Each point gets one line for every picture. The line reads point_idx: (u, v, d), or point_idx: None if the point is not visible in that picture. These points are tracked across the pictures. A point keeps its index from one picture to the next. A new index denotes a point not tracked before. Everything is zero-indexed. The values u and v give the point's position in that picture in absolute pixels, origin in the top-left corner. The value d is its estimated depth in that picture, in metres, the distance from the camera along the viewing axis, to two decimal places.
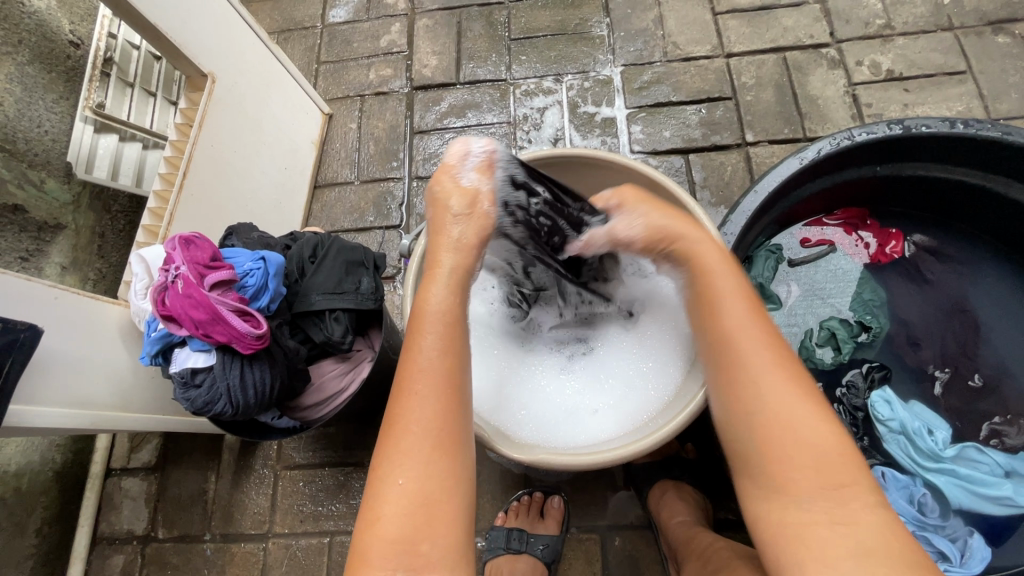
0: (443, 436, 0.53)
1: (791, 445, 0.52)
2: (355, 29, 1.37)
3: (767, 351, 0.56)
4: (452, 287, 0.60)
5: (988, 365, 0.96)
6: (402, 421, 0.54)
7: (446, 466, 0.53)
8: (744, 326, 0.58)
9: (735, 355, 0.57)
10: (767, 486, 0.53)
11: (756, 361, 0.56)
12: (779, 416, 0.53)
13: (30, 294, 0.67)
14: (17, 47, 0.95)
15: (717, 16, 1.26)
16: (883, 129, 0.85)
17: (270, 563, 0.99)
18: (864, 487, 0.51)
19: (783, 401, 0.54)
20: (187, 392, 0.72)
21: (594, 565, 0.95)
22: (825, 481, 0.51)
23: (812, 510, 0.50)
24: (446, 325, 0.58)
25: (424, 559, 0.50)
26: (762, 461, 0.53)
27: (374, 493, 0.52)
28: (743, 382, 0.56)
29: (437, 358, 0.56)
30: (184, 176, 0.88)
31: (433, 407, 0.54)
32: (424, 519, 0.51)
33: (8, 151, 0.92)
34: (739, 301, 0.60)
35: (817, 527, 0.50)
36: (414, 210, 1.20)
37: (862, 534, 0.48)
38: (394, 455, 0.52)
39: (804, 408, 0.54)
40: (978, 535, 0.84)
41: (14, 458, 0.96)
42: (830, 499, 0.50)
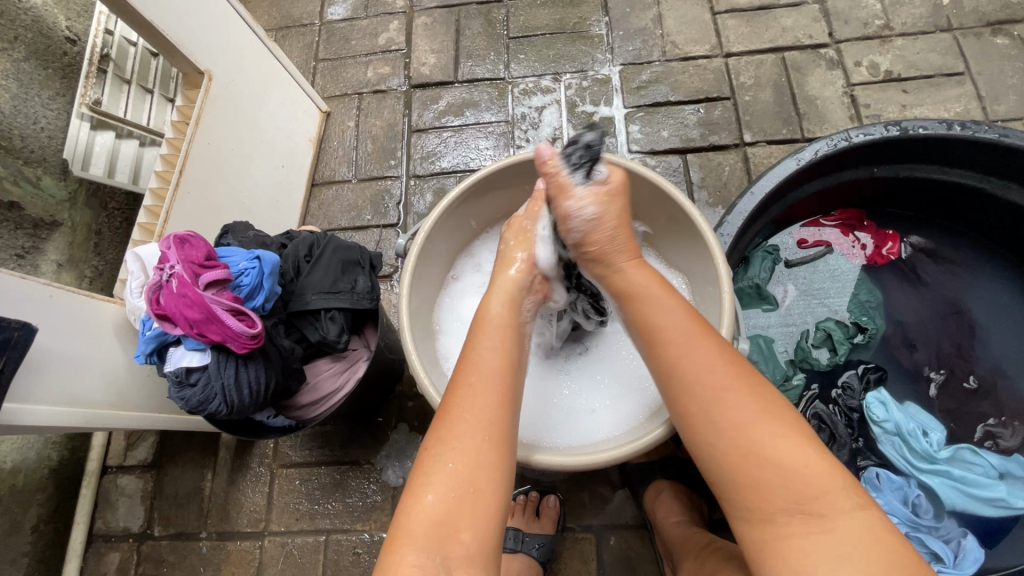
0: (495, 427, 0.55)
1: (757, 463, 0.53)
2: (354, 26, 1.36)
3: (722, 373, 0.56)
4: (510, 303, 0.65)
5: (983, 366, 0.97)
6: (458, 407, 0.55)
7: (495, 459, 0.53)
8: (691, 347, 0.58)
9: (683, 382, 0.58)
10: (742, 500, 0.53)
11: (710, 385, 0.56)
12: (735, 436, 0.54)
13: (25, 292, 0.67)
14: (14, 43, 0.94)
15: (716, 15, 1.26)
16: (880, 130, 0.86)
17: (266, 561, 1.00)
18: (838, 494, 0.51)
19: (740, 420, 0.54)
20: (182, 390, 0.72)
21: (589, 564, 0.95)
22: (798, 493, 0.51)
23: (787, 525, 0.51)
24: (500, 331, 0.62)
25: (462, 547, 0.49)
26: (732, 479, 0.54)
27: (419, 476, 0.52)
28: (702, 409, 0.56)
29: (496, 357, 0.59)
30: (181, 173, 0.88)
31: (489, 399, 0.56)
32: (468, 505, 0.51)
33: (4, 148, 0.92)
34: (678, 325, 0.60)
35: (794, 538, 0.50)
36: (411, 209, 1.20)
37: (839, 540, 0.49)
38: (446, 440, 0.53)
39: (763, 423, 0.54)
40: (972, 537, 0.83)
41: (10, 455, 0.96)
42: (805, 510, 0.51)
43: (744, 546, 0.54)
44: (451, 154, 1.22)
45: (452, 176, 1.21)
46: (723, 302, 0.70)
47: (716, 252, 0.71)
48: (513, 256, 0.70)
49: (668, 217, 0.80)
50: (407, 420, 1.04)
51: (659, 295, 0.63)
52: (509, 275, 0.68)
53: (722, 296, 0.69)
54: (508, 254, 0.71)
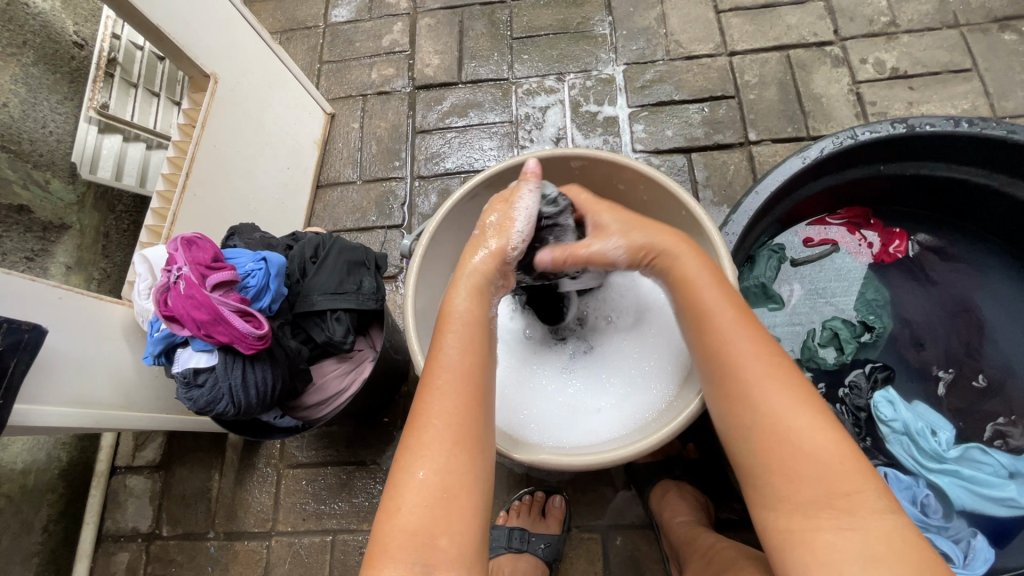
0: (464, 430, 0.54)
1: (791, 454, 0.52)
2: (358, 28, 1.37)
3: (768, 365, 0.56)
4: (473, 294, 0.63)
5: (992, 365, 0.96)
6: (425, 415, 0.55)
7: (467, 463, 0.53)
8: (739, 337, 0.58)
9: (728, 368, 0.57)
10: (772, 492, 0.53)
11: (754, 375, 0.56)
12: (775, 427, 0.53)
13: (35, 294, 0.68)
14: (22, 48, 0.95)
15: (720, 14, 1.26)
16: (886, 127, 0.85)
17: (273, 561, 1.00)
18: (872, 494, 0.50)
19: (784, 411, 0.54)
20: (189, 391, 0.73)
21: (595, 565, 0.95)
22: (830, 488, 0.51)
23: (815, 517, 0.50)
24: (469, 325, 0.61)
25: (441, 554, 0.49)
26: (766, 470, 0.53)
27: (392, 487, 0.52)
28: (742, 396, 0.56)
29: (463, 358, 0.58)
30: (188, 176, 0.88)
31: (454, 401, 0.55)
32: (443, 511, 0.51)
33: (13, 152, 0.93)
34: (728, 314, 0.59)
35: (822, 531, 0.50)
36: (416, 210, 1.20)
37: (870, 539, 0.48)
38: (416, 449, 0.53)
39: (803, 415, 0.53)
40: (981, 537, 0.83)
41: (21, 456, 0.96)
42: (835, 505, 0.50)
43: (765, 544, 0.54)
44: (456, 155, 1.23)
45: (456, 177, 1.21)
46: None
47: (721, 251, 0.71)
48: (482, 241, 0.66)
49: (674, 212, 0.79)
50: None
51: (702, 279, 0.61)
52: (475, 262, 0.65)
53: None
54: (478, 239, 0.67)
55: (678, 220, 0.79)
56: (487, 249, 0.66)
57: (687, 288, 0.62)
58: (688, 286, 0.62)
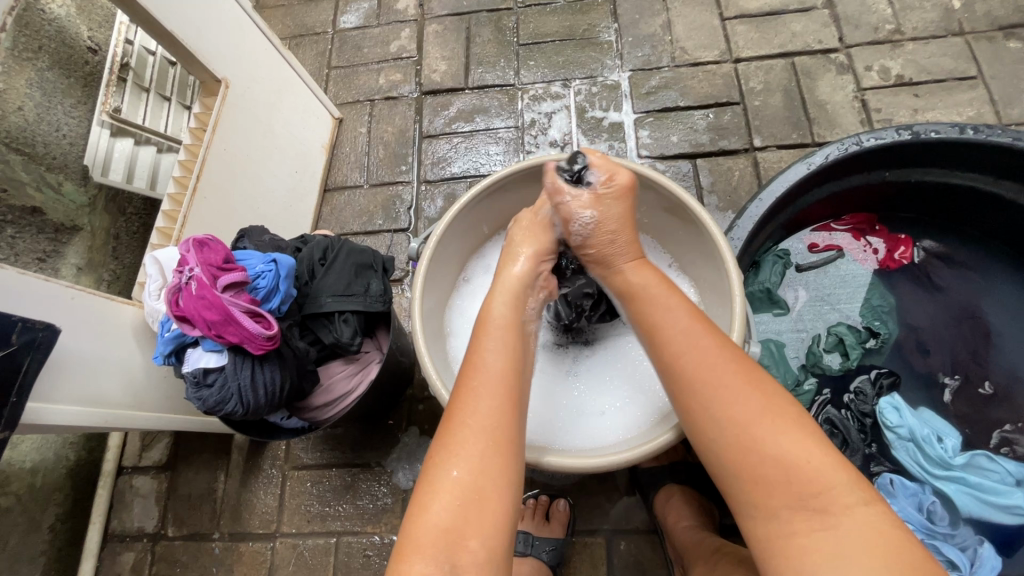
0: (500, 433, 0.55)
1: (761, 461, 0.53)
2: (366, 34, 1.38)
3: (727, 367, 0.57)
4: (512, 300, 0.65)
5: (998, 373, 0.96)
6: (461, 416, 0.55)
7: (501, 465, 0.54)
8: (694, 348, 0.59)
9: (692, 379, 0.58)
10: (746, 498, 0.54)
11: (715, 380, 0.57)
12: (737, 438, 0.54)
13: (48, 294, 0.69)
14: (38, 53, 0.96)
15: (726, 21, 1.26)
16: (891, 134, 0.86)
17: (278, 562, 1.00)
18: (842, 490, 0.51)
19: (745, 415, 0.54)
20: (199, 391, 0.74)
21: (599, 569, 0.95)
22: (801, 491, 0.51)
23: (792, 521, 0.51)
24: (505, 332, 0.62)
25: (471, 556, 0.50)
26: (739, 479, 0.54)
27: (425, 485, 0.53)
28: (706, 405, 0.56)
29: (500, 360, 0.60)
30: (198, 180, 0.90)
31: (492, 402, 0.56)
32: (475, 511, 0.51)
33: (27, 155, 0.94)
34: (687, 324, 0.60)
35: (799, 535, 0.51)
36: (422, 214, 1.21)
37: (845, 537, 0.49)
38: (449, 448, 0.54)
39: (764, 414, 0.54)
40: (988, 545, 0.82)
41: (29, 455, 0.97)
42: (807, 507, 0.51)
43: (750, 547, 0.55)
44: (462, 160, 1.24)
45: (463, 181, 1.22)
46: (734, 305, 0.69)
47: (726, 253, 0.71)
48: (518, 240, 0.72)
49: (679, 220, 0.80)
50: (418, 423, 1.05)
51: (655, 293, 0.64)
52: (512, 270, 0.68)
53: (734, 300, 0.69)
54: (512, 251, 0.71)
55: (684, 224, 0.79)
56: (524, 257, 0.69)
57: (644, 304, 0.64)
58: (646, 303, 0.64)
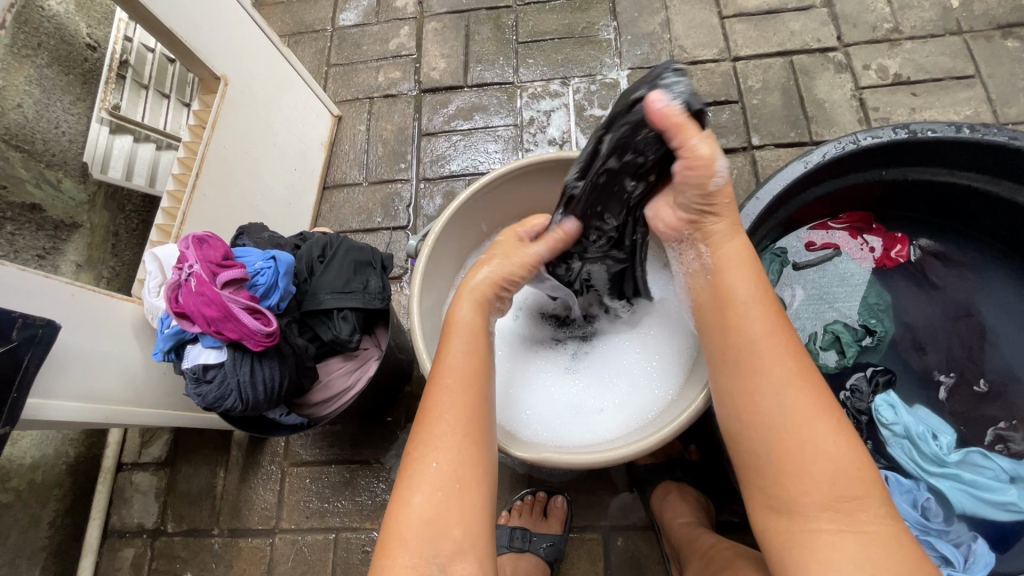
0: (473, 425, 0.55)
1: (806, 460, 0.53)
2: (365, 32, 1.39)
3: (790, 362, 0.57)
4: (477, 306, 0.65)
5: (993, 370, 0.96)
6: (434, 412, 0.56)
7: (477, 455, 0.54)
8: (765, 336, 0.58)
9: (757, 364, 0.57)
10: (778, 491, 0.54)
11: (777, 373, 0.56)
12: (792, 430, 0.54)
13: (48, 290, 0.69)
14: (37, 49, 0.96)
15: (724, 19, 1.27)
16: (888, 133, 0.86)
17: (277, 558, 1.01)
18: (877, 501, 0.52)
19: (800, 410, 0.54)
20: (198, 387, 0.74)
21: (596, 565, 0.96)
22: (838, 492, 0.52)
23: (819, 518, 0.52)
24: (473, 334, 0.62)
25: (454, 544, 0.50)
26: (777, 473, 0.54)
27: (405, 479, 0.53)
28: (765, 395, 0.56)
29: (468, 358, 0.60)
30: (197, 176, 0.90)
31: (463, 396, 0.57)
32: (456, 503, 0.52)
33: (26, 152, 0.94)
34: (764, 307, 0.59)
35: (824, 532, 0.51)
36: (421, 211, 1.21)
37: (870, 542, 0.50)
38: (428, 443, 0.54)
39: (818, 416, 0.54)
40: (982, 541, 0.83)
41: (29, 451, 0.97)
42: (839, 509, 0.51)
43: (763, 541, 0.56)
44: (461, 158, 1.24)
45: (461, 179, 1.22)
46: None
47: None
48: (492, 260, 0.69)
49: None
50: None
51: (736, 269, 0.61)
52: (476, 279, 0.67)
53: None
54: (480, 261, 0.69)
55: None
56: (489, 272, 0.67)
57: (720, 277, 0.62)
58: (724, 272, 0.62)
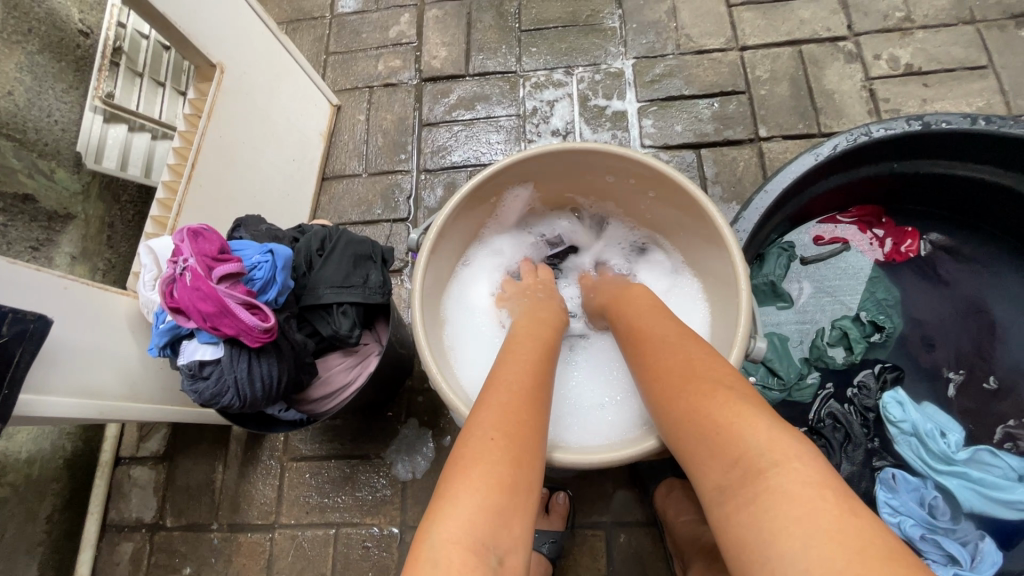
0: (539, 431, 0.55)
1: (703, 434, 0.51)
2: (364, 19, 1.36)
3: (677, 355, 0.59)
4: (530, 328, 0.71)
5: (1004, 367, 0.95)
6: (503, 404, 0.55)
7: (536, 460, 0.53)
8: (661, 345, 0.62)
9: (654, 366, 0.60)
10: (699, 476, 0.50)
11: (666, 368, 0.58)
12: (684, 415, 0.53)
13: (41, 284, 0.67)
14: (27, 36, 0.94)
15: (732, 7, 1.24)
16: (901, 125, 0.84)
17: (277, 553, 1.00)
18: (760, 449, 0.46)
19: (683, 391, 0.54)
20: (195, 383, 0.72)
21: (598, 561, 0.95)
22: (729, 454, 0.48)
23: (726, 497, 0.47)
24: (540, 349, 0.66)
25: (512, 536, 0.46)
26: (689, 458, 0.52)
27: (463, 459, 0.50)
28: (660, 391, 0.57)
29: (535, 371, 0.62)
30: (194, 167, 0.88)
31: (529, 400, 0.57)
32: (513, 493, 0.48)
33: (18, 141, 0.92)
34: (663, 327, 0.65)
35: (735, 512, 0.45)
36: (422, 203, 1.19)
37: (775, 505, 0.43)
38: (496, 428, 0.53)
39: (688, 391, 0.54)
40: (989, 540, 0.82)
41: (25, 445, 0.96)
42: (742, 477, 0.46)
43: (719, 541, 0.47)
44: (462, 149, 1.22)
45: (463, 171, 1.20)
46: (740, 299, 0.68)
47: (734, 249, 0.69)
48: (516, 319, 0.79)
49: (686, 211, 0.78)
50: (417, 415, 1.04)
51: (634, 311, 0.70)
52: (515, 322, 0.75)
53: (740, 293, 0.68)
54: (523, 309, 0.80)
55: (692, 217, 0.78)
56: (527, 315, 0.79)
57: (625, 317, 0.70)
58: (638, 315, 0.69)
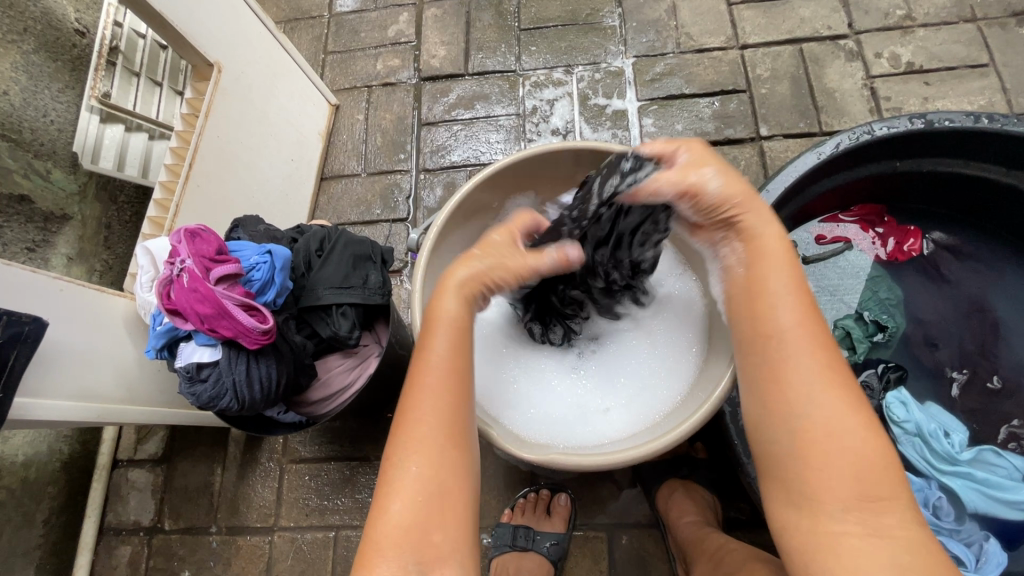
0: (455, 426, 0.54)
1: (831, 456, 0.51)
2: (363, 18, 1.35)
3: (817, 351, 0.54)
4: (464, 299, 0.59)
5: (1007, 367, 0.94)
6: (414, 412, 0.54)
7: (457, 458, 0.53)
8: (796, 324, 0.55)
9: (787, 345, 0.55)
10: (800, 487, 0.51)
11: (807, 364, 0.54)
12: (817, 425, 0.52)
13: (36, 285, 0.66)
14: (23, 35, 0.93)
15: (732, 6, 1.23)
16: (904, 123, 0.83)
17: (276, 556, 0.99)
18: (901, 502, 0.50)
19: (825, 405, 0.52)
20: (192, 386, 0.71)
21: (600, 563, 0.94)
22: (865, 491, 0.49)
23: (844, 523, 0.49)
24: (456, 333, 0.57)
25: (437, 550, 0.49)
26: (797, 466, 0.52)
27: (384, 487, 0.52)
28: (787, 385, 0.54)
29: (452, 356, 0.57)
30: (190, 167, 0.87)
31: (445, 400, 0.54)
32: (437, 507, 0.51)
33: (14, 141, 0.91)
34: (800, 298, 0.56)
35: (850, 539, 0.49)
36: (421, 203, 1.19)
37: (899, 552, 0.47)
38: (407, 445, 0.52)
39: (846, 412, 0.52)
40: (994, 540, 0.81)
41: (21, 449, 0.95)
42: (864, 507, 0.49)
43: (787, 544, 0.52)
44: (462, 148, 1.21)
45: (463, 170, 1.19)
46: None
47: None
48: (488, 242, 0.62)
49: None
50: None
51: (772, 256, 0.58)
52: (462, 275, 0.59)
53: None
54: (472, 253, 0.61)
55: None
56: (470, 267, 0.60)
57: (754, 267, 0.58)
58: (760, 263, 0.58)
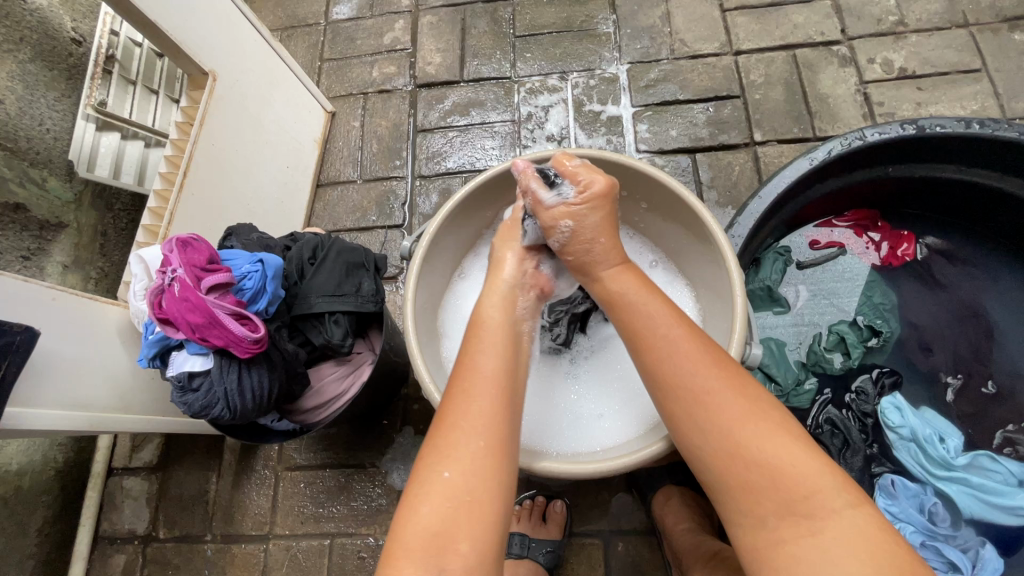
0: (495, 435, 0.54)
1: (746, 466, 0.51)
2: (359, 25, 1.36)
3: (707, 372, 0.55)
4: (505, 302, 0.65)
5: (1002, 371, 0.94)
6: (454, 416, 0.54)
7: (490, 468, 0.52)
8: (674, 351, 0.57)
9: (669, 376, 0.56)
10: (733, 506, 0.52)
11: (701, 389, 0.55)
12: (728, 444, 0.52)
13: (29, 295, 0.66)
14: (19, 44, 0.94)
15: (726, 12, 1.24)
16: (895, 129, 0.84)
17: (271, 564, 0.99)
18: (830, 493, 0.49)
19: (732, 419, 0.53)
20: (185, 395, 0.72)
21: (596, 570, 0.94)
22: (790, 493, 0.50)
23: (778, 530, 0.49)
24: (498, 335, 0.62)
25: (462, 560, 0.48)
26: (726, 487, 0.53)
27: (416, 487, 0.51)
28: (691, 414, 0.55)
29: (493, 363, 0.58)
30: (185, 175, 0.87)
31: (486, 404, 0.55)
32: (466, 514, 0.50)
33: (9, 150, 0.92)
34: (670, 324, 0.59)
35: (788, 545, 0.49)
36: (416, 209, 1.19)
37: (832, 545, 0.47)
38: (444, 449, 0.52)
39: (751, 420, 0.52)
40: (990, 546, 0.81)
41: (16, 457, 0.95)
42: (794, 512, 0.49)
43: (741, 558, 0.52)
44: (457, 155, 1.21)
45: (458, 177, 1.20)
46: (735, 307, 0.68)
47: (729, 255, 0.69)
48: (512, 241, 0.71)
49: (682, 219, 0.77)
50: (413, 423, 1.03)
51: (636, 297, 0.62)
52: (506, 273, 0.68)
53: (735, 299, 0.67)
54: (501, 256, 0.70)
55: (686, 221, 0.77)
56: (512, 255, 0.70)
57: (625, 309, 0.62)
58: (639, 303, 0.62)
